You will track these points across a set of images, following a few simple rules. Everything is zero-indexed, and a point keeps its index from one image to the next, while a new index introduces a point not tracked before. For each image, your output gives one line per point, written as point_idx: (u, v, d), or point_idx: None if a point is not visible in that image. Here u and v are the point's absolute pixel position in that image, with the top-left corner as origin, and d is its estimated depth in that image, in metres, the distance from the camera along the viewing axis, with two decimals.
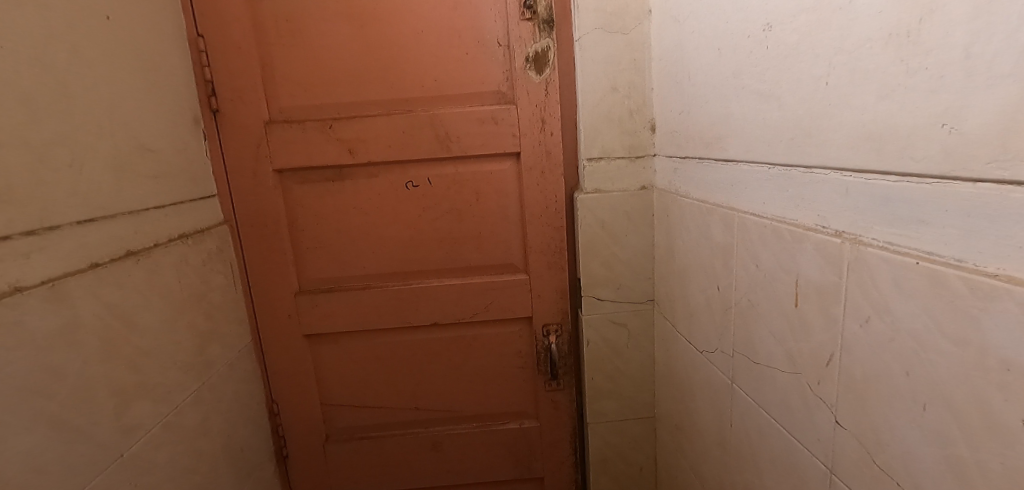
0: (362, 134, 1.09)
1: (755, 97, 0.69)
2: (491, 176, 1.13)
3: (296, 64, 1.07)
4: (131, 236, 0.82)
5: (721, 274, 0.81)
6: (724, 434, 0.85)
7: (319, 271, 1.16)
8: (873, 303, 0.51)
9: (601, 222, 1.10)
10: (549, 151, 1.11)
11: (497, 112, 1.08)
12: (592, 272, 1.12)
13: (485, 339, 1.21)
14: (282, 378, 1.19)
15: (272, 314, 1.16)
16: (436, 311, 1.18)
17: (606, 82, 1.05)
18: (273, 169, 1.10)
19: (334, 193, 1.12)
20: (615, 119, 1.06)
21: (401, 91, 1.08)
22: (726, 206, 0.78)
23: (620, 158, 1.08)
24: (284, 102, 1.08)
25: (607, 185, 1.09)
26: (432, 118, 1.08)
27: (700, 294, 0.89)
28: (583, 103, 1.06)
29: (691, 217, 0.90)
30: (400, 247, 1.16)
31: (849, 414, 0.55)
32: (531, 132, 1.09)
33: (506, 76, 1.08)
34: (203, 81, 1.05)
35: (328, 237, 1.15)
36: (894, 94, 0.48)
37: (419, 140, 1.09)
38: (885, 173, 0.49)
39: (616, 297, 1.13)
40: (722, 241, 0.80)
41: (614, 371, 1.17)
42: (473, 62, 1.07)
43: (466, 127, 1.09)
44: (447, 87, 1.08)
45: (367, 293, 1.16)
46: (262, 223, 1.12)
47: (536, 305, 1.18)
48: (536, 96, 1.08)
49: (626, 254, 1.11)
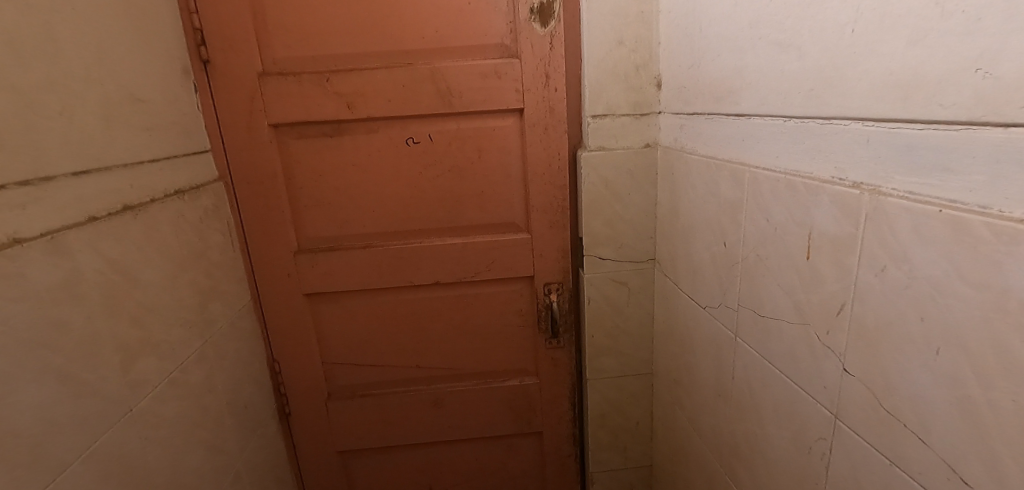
0: (361, 88, 1.05)
1: (773, 47, 0.67)
2: (494, 132, 1.11)
3: (290, 12, 1.02)
4: (128, 190, 0.79)
5: (729, 229, 0.81)
6: (724, 386, 0.87)
7: (318, 229, 1.15)
8: (891, 252, 0.51)
9: (605, 180, 1.09)
10: (553, 108, 1.09)
11: (500, 65, 1.05)
12: (594, 231, 1.12)
13: (486, 298, 1.21)
14: (282, 337, 1.19)
15: (271, 273, 1.15)
16: (437, 270, 1.17)
17: (612, 35, 1.02)
18: (269, 124, 1.06)
19: (332, 150, 1.10)
20: (621, 74, 1.04)
21: (401, 43, 1.04)
22: (736, 162, 0.78)
23: (625, 115, 1.07)
24: (279, 53, 1.04)
25: (611, 142, 1.08)
26: (433, 71, 1.05)
27: (705, 250, 0.90)
28: (589, 57, 1.03)
29: (698, 173, 0.90)
30: (401, 205, 1.14)
31: (858, 361, 0.57)
32: (535, 87, 1.07)
33: (509, 28, 1.05)
34: (192, 30, 1.00)
35: (327, 195, 1.13)
36: (925, 39, 0.47)
37: (420, 94, 1.06)
38: (911, 121, 0.49)
39: (618, 256, 1.14)
40: (731, 196, 0.79)
41: (614, 329, 1.19)
42: (476, 12, 1.04)
43: (468, 82, 1.06)
44: (448, 39, 1.05)
45: (367, 252, 1.15)
46: (259, 180, 1.09)
47: (538, 264, 1.18)
48: (541, 50, 1.05)
49: (629, 213, 1.11)
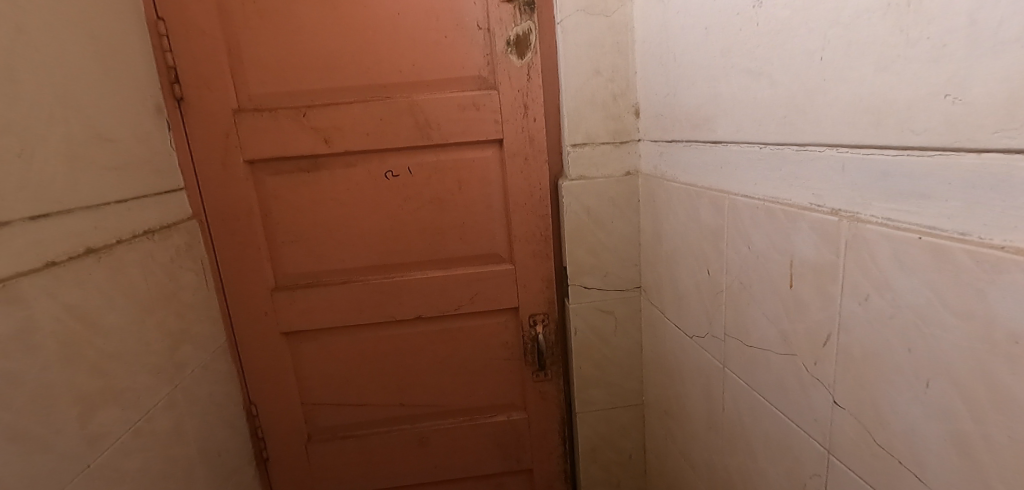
0: (337, 122, 1.04)
1: (745, 75, 0.67)
2: (473, 164, 1.10)
3: (266, 49, 1.02)
4: (91, 233, 0.77)
5: (712, 257, 0.80)
6: (715, 417, 0.85)
7: (296, 265, 1.12)
8: (873, 281, 0.50)
9: (586, 209, 1.08)
10: (533, 138, 1.08)
11: (478, 97, 1.05)
12: (578, 260, 1.11)
13: (470, 332, 1.18)
14: (259, 378, 1.15)
15: (248, 312, 1.12)
16: (419, 304, 1.15)
17: (589, 65, 1.03)
18: (244, 160, 1.05)
19: (309, 185, 1.08)
20: (600, 104, 1.05)
21: (378, 77, 1.04)
22: (715, 189, 0.77)
23: (605, 143, 1.07)
24: (254, 89, 1.03)
25: (592, 171, 1.07)
26: (411, 104, 1.05)
27: (689, 278, 0.88)
28: (566, 87, 1.03)
29: (679, 201, 0.89)
30: (381, 239, 1.12)
31: (848, 392, 0.55)
32: (513, 118, 1.07)
33: (486, 60, 1.05)
34: (165, 68, 1.00)
35: (305, 230, 1.10)
36: (892, 66, 0.47)
37: (398, 127, 1.05)
38: (884, 147, 0.48)
39: (603, 285, 1.12)
40: (712, 224, 0.78)
41: (602, 359, 1.16)
42: (452, 45, 1.04)
43: (446, 114, 1.05)
44: (426, 72, 1.05)
45: (347, 287, 1.12)
46: (234, 217, 1.07)
47: (522, 295, 1.16)
48: (518, 81, 1.05)
49: (612, 240, 1.10)
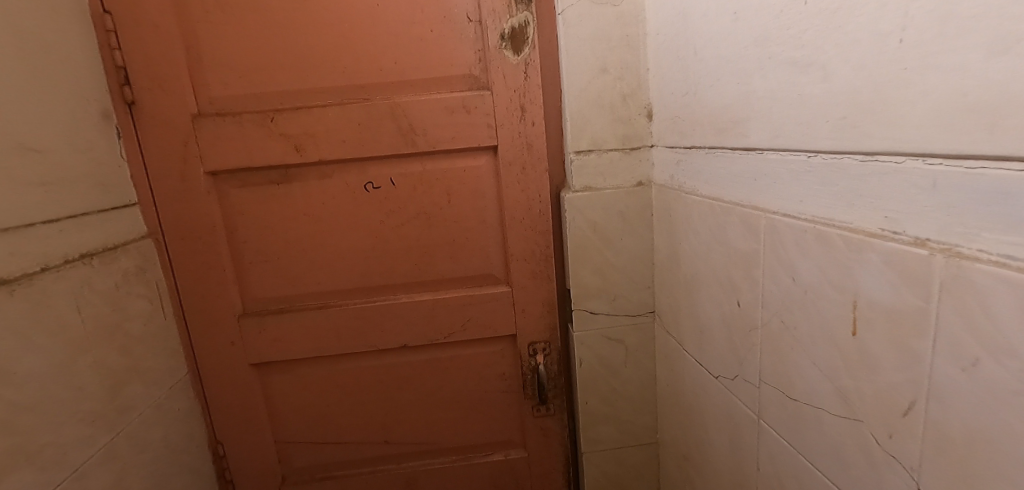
0: (310, 128, 0.92)
1: (787, 67, 0.54)
2: (463, 174, 0.97)
3: (228, 46, 0.90)
4: (6, 261, 0.66)
5: (742, 286, 0.66)
6: (746, 475, 0.71)
7: (266, 289, 1.00)
8: (987, 340, 0.37)
9: (592, 224, 0.95)
10: (531, 144, 0.95)
11: (468, 99, 0.93)
12: (583, 282, 0.98)
13: (462, 362, 1.05)
14: (227, 414, 1.03)
15: (212, 341, 1.00)
16: (405, 332, 1.02)
17: (595, 62, 0.91)
18: (205, 171, 0.93)
19: (280, 199, 0.96)
20: (607, 106, 0.93)
21: (357, 76, 0.92)
22: (747, 205, 0.64)
23: (613, 150, 0.94)
24: (216, 92, 0.91)
25: (598, 182, 0.95)
26: (393, 107, 0.92)
27: (713, 309, 0.75)
28: (569, 86, 0.92)
29: (700, 217, 0.76)
30: (361, 259, 0.99)
31: (938, 482, 0.42)
32: (509, 122, 0.94)
33: (478, 57, 0.93)
34: (113, 68, 0.88)
35: (275, 249, 0.98)
36: (1021, 45, 0.34)
37: (379, 133, 0.93)
38: (1003, 159, 0.35)
39: (611, 310, 0.99)
40: (745, 249, 0.65)
41: (611, 393, 1.03)
42: (440, 40, 0.92)
43: (432, 118, 0.93)
44: (410, 72, 0.92)
45: (324, 313, 1.00)
46: (196, 235, 0.95)
47: (520, 321, 1.03)
48: (514, 81, 0.92)
49: (621, 260, 0.97)
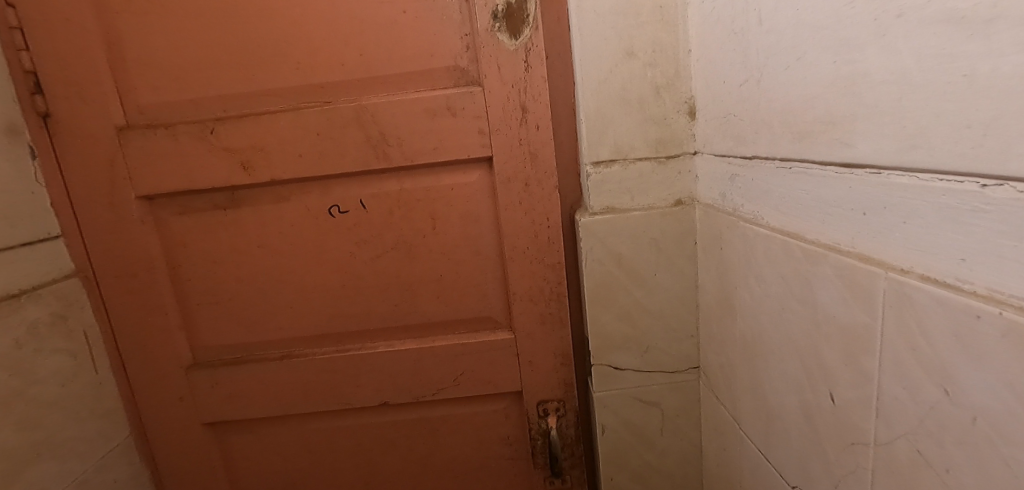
0: (258, 140, 0.74)
1: (955, 27, 0.32)
2: (452, 193, 0.77)
3: (156, 40, 0.72)
4: None
5: (841, 375, 0.44)
6: None
7: (218, 336, 0.82)
8: None
9: (617, 256, 0.74)
10: (535, 154, 0.74)
11: (454, 98, 0.72)
12: (606, 330, 0.76)
13: (457, 423, 0.85)
14: (180, 482, 0.87)
15: (158, 397, 0.83)
16: (385, 388, 0.83)
17: (618, 45, 0.70)
18: (137, 195, 0.76)
19: (228, 227, 0.78)
20: (635, 101, 0.71)
21: (314, 74, 0.73)
22: (852, 253, 0.42)
23: (643, 159, 0.72)
24: (145, 98, 0.74)
25: (623, 201, 0.73)
26: (360, 112, 0.73)
27: (788, 392, 0.52)
28: (583, 78, 0.71)
29: (769, 260, 0.54)
30: (328, 300, 0.80)
31: None
32: (506, 126, 0.73)
33: (465, 44, 0.72)
34: (21, 73, 0.72)
35: (226, 289, 0.80)
36: None
37: (343, 144, 0.74)
38: None
39: (641, 366, 0.77)
40: (851, 321, 0.42)
41: (642, 468, 0.81)
42: (416, 23, 0.71)
43: (409, 124, 0.73)
44: (380, 65, 0.73)
45: (286, 366, 0.82)
46: (131, 273, 0.78)
47: (526, 376, 0.82)
48: (512, 73, 0.71)
49: (655, 302, 0.75)
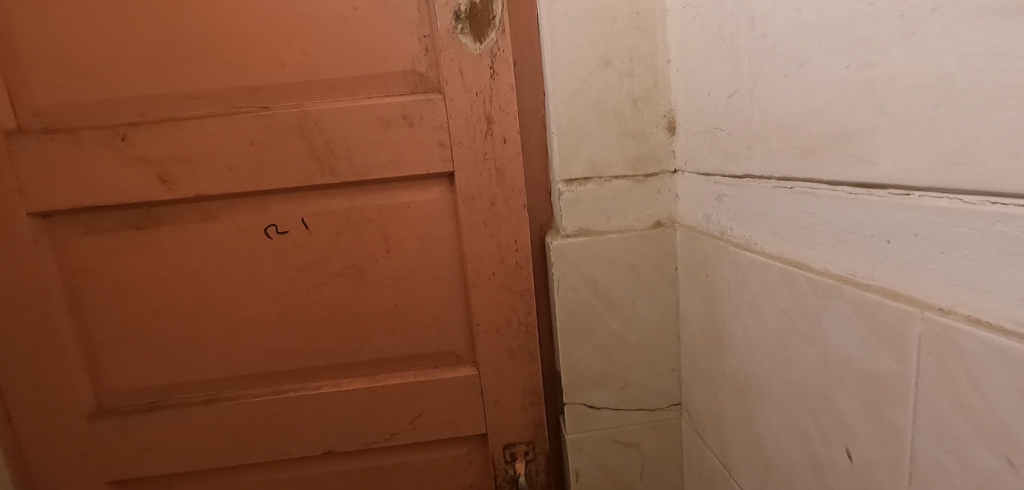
0: (181, 150, 0.64)
1: (1020, 18, 0.26)
2: (408, 213, 0.68)
3: (56, 30, 0.61)
4: None
5: (863, 429, 0.38)
6: None
7: (130, 377, 0.70)
8: None
9: (592, 283, 0.67)
10: (502, 170, 0.67)
11: (410, 107, 0.65)
12: (580, 365, 0.69)
13: (413, 471, 0.75)
14: None
15: (54, 451, 0.70)
16: (330, 434, 0.72)
17: (592, 52, 0.64)
18: (31, 213, 0.64)
19: (143, 251, 0.67)
20: (611, 114, 0.65)
21: (247, 74, 0.63)
22: (874, 287, 0.36)
23: (620, 178, 0.66)
24: (42, 98, 0.62)
25: (599, 222, 0.67)
26: (302, 119, 0.64)
27: (793, 442, 0.46)
28: (555, 88, 0.64)
29: (768, 292, 0.48)
30: (263, 334, 0.70)
31: None
32: (470, 138, 0.66)
33: (423, 47, 0.65)
34: None
35: (140, 323, 0.68)
36: None
37: (282, 156, 0.64)
38: None
39: (619, 403, 0.70)
40: (876, 367, 0.36)
41: None
42: (367, 22, 0.63)
43: (359, 134, 0.65)
44: (325, 67, 0.64)
45: (213, 411, 0.70)
46: (22, 304, 0.66)
47: (492, 416, 0.73)
48: (476, 80, 0.64)
49: (634, 333, 0.68)
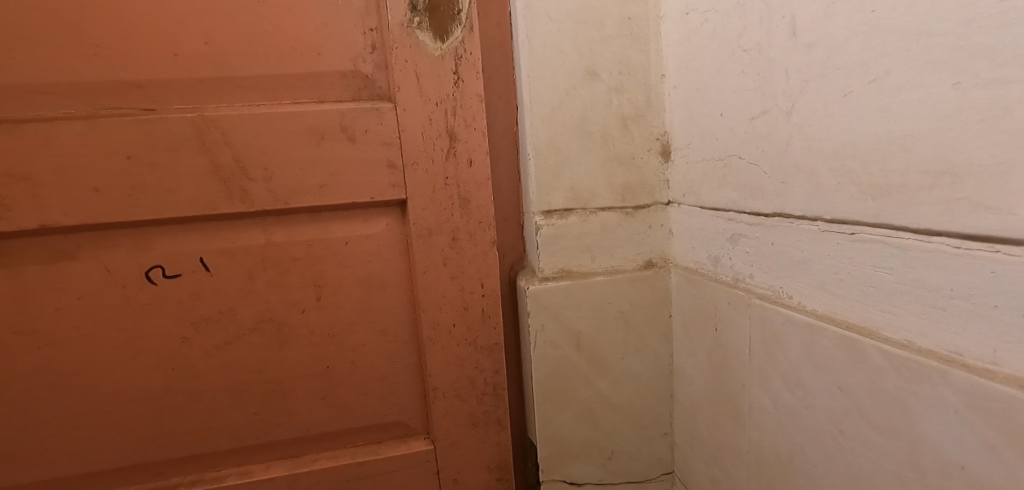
0: (20, 164, 0.46)
1: None
2: (347, 250, 0.54)
3: None
4: None
5: None
6: None
7: None
8: None
9: (575, 336, 0.56)
10: (467, 198, 0.54)
11: (352, 117, 0.51)
12: (560, 434, 0.57)
13: None
14: None
15: None
16: None
17: (577, 61, 0.53)
18: None
19: None
20: (598, 135, 0.55)
21: (122, 64, 0.46)
22: (997, 375, 0.28)
23: (607, 209, 0.56)
24: None
25: (583, 262, 0.56)
26: (202, 127, 0.48)
27: None
28: (533, 101, 0.53)
29: (815, 361, 0.39)
30: (143, 413, 0.52)
31: None
32: (427, 158, 0.53)
33: (369, 42, 0.51)
34: None
35: None
36: None
37: (174, 176, 0.48)
38: None
39: (604, 476, 0.59)
40: (1010, 486, 0.27)
41: None
42: (295, 6, 0.49)
43: (282, 149, 0.50)
44: (236, 61, 0.49)
45: None
46: None
47: None
48: (436, 88, 0.52)
49: (622, 393, 0.58)
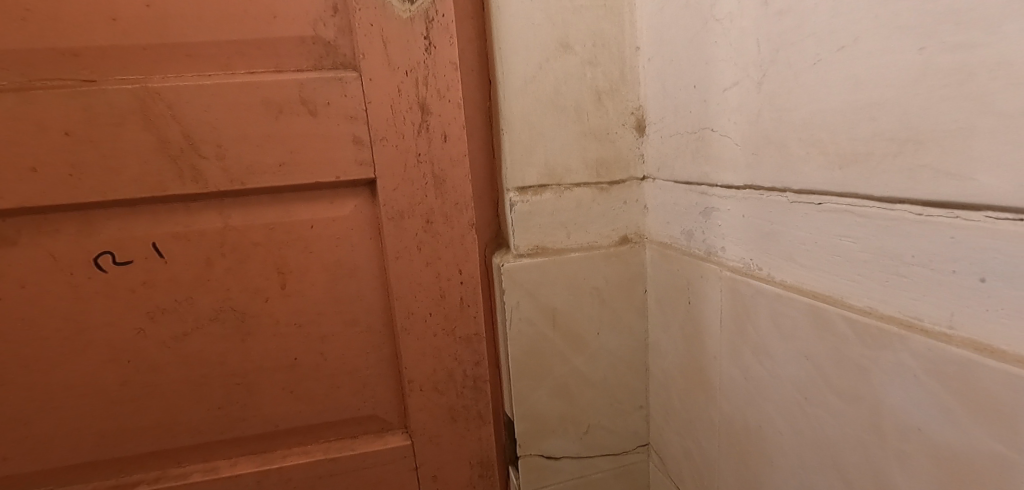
0: None
1: None
2: (312, 234, 0.53)
3: None
4: None
5: None
6: None
7: None
8: None
9: (549, 312, 0.56)
10: (440, 174, 0.53)
11: (311, 88, 0.49)
12: (535, 410, 0.57)
13: None
14: None
15: None
16: None
17: (550, 33, 0.52)
18: None
19: None
20: (572, 109, 0.54)
21: (60, 31, 0.45)
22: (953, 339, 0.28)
23: (581, 185, 0.55)
24: None
25: (558, 238, 0.56)
26: (147, 103, 0.47)
27: None
28: (504, 75, 0.52)
29: (783, 331, 0.39)
30: (103, 409, 0.52)
31: None
32: (397, 133, 0.51)
33: (331, 5, 0.49)
34: None
35: None
36: None
37: (118, 154, 0.47)
38: None
39: (580, 450, 0.60)
40: (963, 446, 0.28)
41: None
42: None
43: (234, 125, 0.49)
44: (186, 28, 0.47)
45: None
46: None
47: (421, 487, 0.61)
48: (404, 58, 0.50)
49: (598, 369, 0.58)
